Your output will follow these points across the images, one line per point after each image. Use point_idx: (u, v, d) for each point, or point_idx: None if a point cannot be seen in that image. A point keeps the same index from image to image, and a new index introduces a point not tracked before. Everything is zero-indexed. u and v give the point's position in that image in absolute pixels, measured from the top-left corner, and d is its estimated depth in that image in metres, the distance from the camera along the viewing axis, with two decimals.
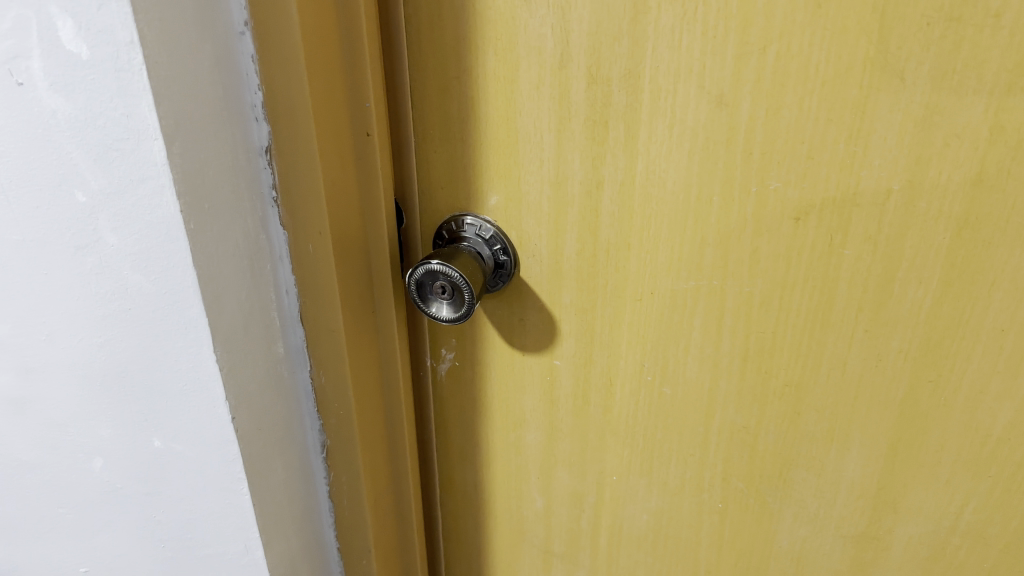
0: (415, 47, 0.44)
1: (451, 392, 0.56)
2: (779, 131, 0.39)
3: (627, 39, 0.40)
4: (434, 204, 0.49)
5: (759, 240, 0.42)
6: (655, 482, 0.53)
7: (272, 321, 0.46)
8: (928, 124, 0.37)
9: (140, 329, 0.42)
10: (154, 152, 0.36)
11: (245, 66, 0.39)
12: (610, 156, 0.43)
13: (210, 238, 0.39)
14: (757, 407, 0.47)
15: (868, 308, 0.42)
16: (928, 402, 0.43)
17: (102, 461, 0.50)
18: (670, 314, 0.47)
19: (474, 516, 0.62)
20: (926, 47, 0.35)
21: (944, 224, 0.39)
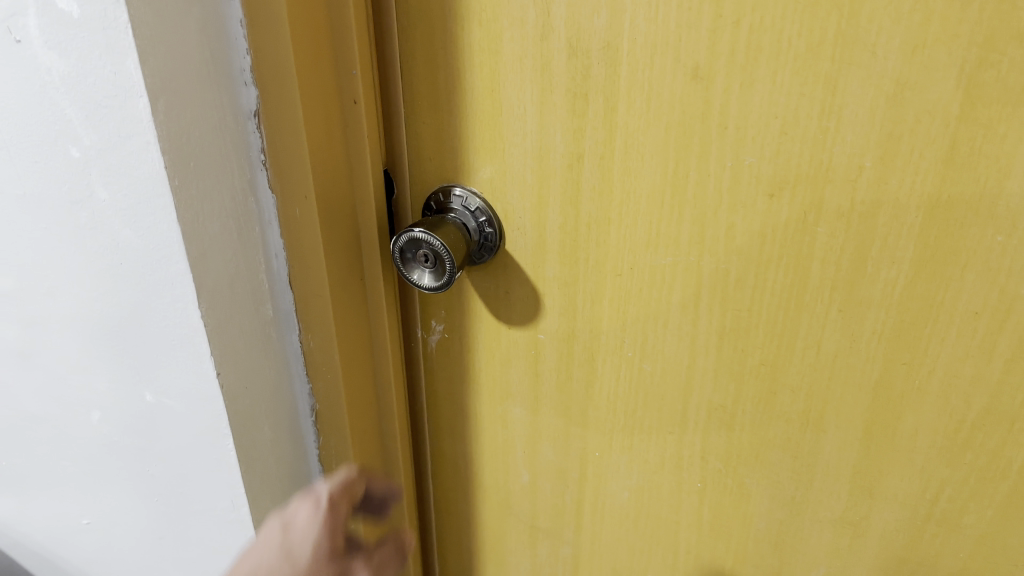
0: (404, 19, 0.45)
1: (441, 364, 0.57)
2: (753, 106, 0.39)
3: (605, 10, 0.40)
4: (424, 175, 0.50)
5: (734, 217, 0.43)
6: (636, 459, 0.54)
7: (260, 281, 0.47)
8: (899, 100, 0.37)
9: (131, 284, 0.44)
10: (140, 110, 0.37)
11: (234, 31, 0.41)
12: (590, 129, 0.44)
13: (195, 195, 0.41)
14: (735, 385, 0.47)
15: (842, 287, 0.42)
16: (902, 386, 0.43)
17: (99, 414, 0.52)
18: (649, 289, 0.47)
19: (464, 489, 0.63)
20: (897, 21, 0.35)
21: (916, 203, 0.38)
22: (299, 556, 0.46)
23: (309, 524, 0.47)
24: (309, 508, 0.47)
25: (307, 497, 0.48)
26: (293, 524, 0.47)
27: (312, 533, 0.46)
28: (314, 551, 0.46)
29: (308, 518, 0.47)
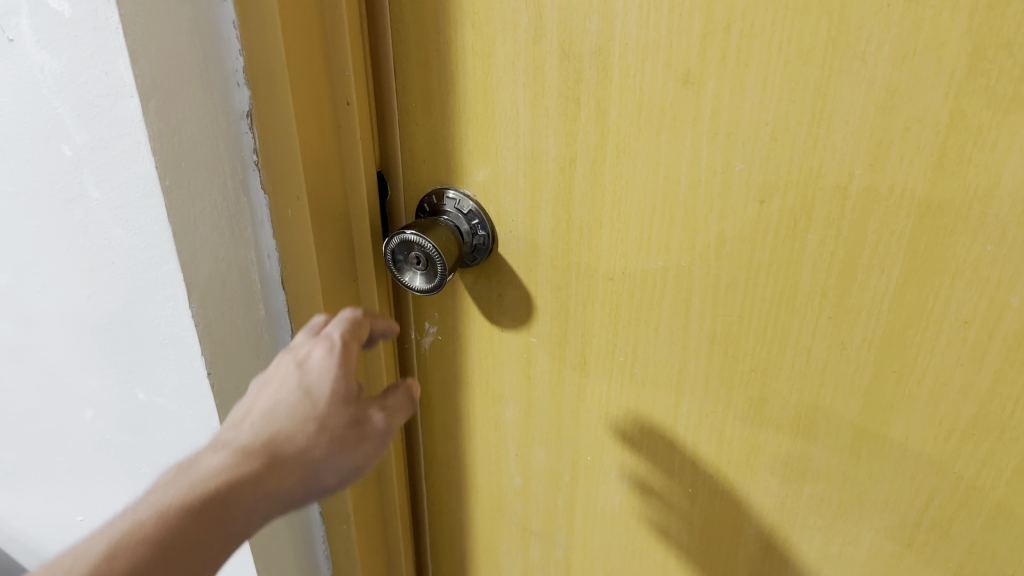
0: (398, 21, 0.45)
1: (434, 365, 0.57)
2: (744, 112, 0.39)
3: (597, 15, 0.40)
4: (417, 178, 0.50)
5: (725, 222, 0.43)
6: (627, 464, 0.54)
7: (252, 281, 0.48)
8: (889, 108, 0.36)
9: (122, 283, 0.44)
10: (131, 109, 0.38)
11: (226, 30, 0.41)
12: (582, 133, 0.44)
13: (187, 195, 0.41)
14: (725, 391, 0.47)
15: (832, 294, 0.42)
16: (891, 394, 0.43)
17: (92, 412, 0.52)
18: (640, 293, 0.47)
19: (457, 491, 0.63)
20: (886, 29, 0.35)
21: (906, 211, 0.38)
22: (318, 395, 0.41)
23: (328, 361, 0.41)
24: (325, 347, 0.42)
25: (318, 331, 0.44)
26: (306, 363, 0.41)
27: (330, 374, 0.41)
28: (331, 389, 0.41)
29: (322, 349, 0.42)
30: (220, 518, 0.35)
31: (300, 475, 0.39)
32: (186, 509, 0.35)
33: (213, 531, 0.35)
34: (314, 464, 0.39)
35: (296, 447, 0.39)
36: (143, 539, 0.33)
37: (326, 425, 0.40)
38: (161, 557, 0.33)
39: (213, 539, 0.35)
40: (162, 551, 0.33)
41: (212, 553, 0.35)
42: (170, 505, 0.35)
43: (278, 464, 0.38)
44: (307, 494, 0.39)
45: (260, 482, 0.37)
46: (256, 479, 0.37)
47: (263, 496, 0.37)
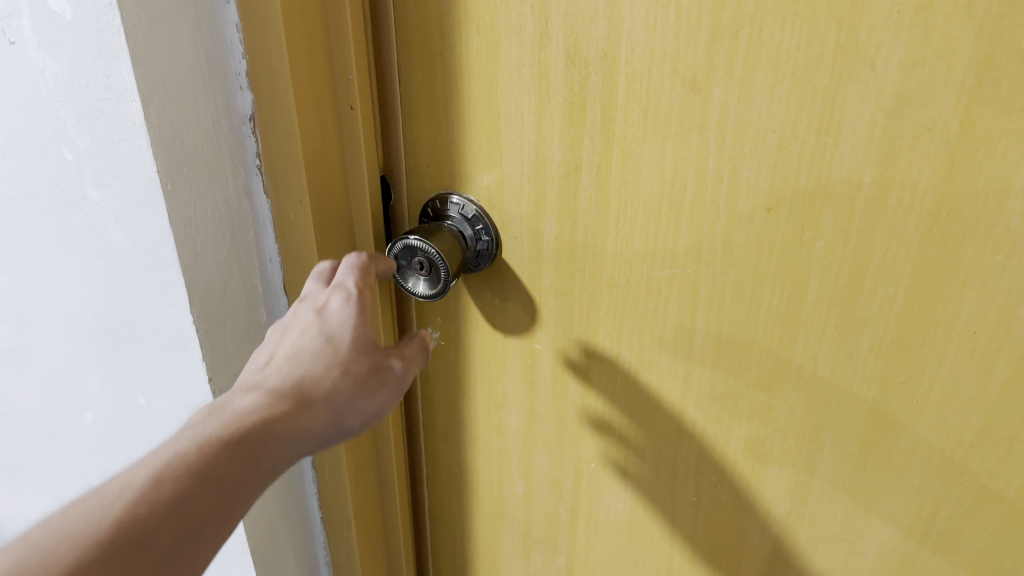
0: (403, 25, 0.45)
1: (437, 370, 0.57)
2: (751, 119, 0.39)
3: (603, 20, 0.40)
4: (421, 182, 0.50)
5: (731, 229, 0.42)
6: (630, 471, 0.53)
7: (254, 286, 0.47)
8: (899, 115, 0.36)
9: (122, 287, 0.44)
10: (132, 113, 0.37)
11: (229, 33, 0.41)
12: (587, 139, 0.43)
13: (188, 199, 0.41)
14: (730, 400, 0.47)
15: (839, 303, 0.41)
16: (898, 404, 0.42)
17: (92, 415, 0.52)
18: (645, 300, 0.47)
19: (459, 497, 0.63)
20: (896, 36, 0.35)
21: (915, 220, 0.38)
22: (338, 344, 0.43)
23: (347, 312, 0.43)
24: (343, 295, 0.43)
25: (334, 276, 0.45)
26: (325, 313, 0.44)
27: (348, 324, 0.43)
28: (351, 337, 0.43)
29: (340, 297, 0.43)
30: (255, 453, 0.38)
31: (326, 416, 0.42)
32: (224, 444, 0.38)
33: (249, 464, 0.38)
34: (339, 407, 0.42)
35: (321, 391, 0.42)
36: (185, 471, 0.36)
37: (348, 371, 0.43)
38: (200, 488, 0.36)
39: (249, 471, 0.38)
40: (202, 481, 0.36)
41: (247, 485, 0.38)
42: (209, 438, 0.38)
43: (306, 405, 0.41)
44: (332, 434, 0.42)
45: (289, 422, 0.40)
46: (285, 419, 0.40)
47: (292, 434, 0.40)
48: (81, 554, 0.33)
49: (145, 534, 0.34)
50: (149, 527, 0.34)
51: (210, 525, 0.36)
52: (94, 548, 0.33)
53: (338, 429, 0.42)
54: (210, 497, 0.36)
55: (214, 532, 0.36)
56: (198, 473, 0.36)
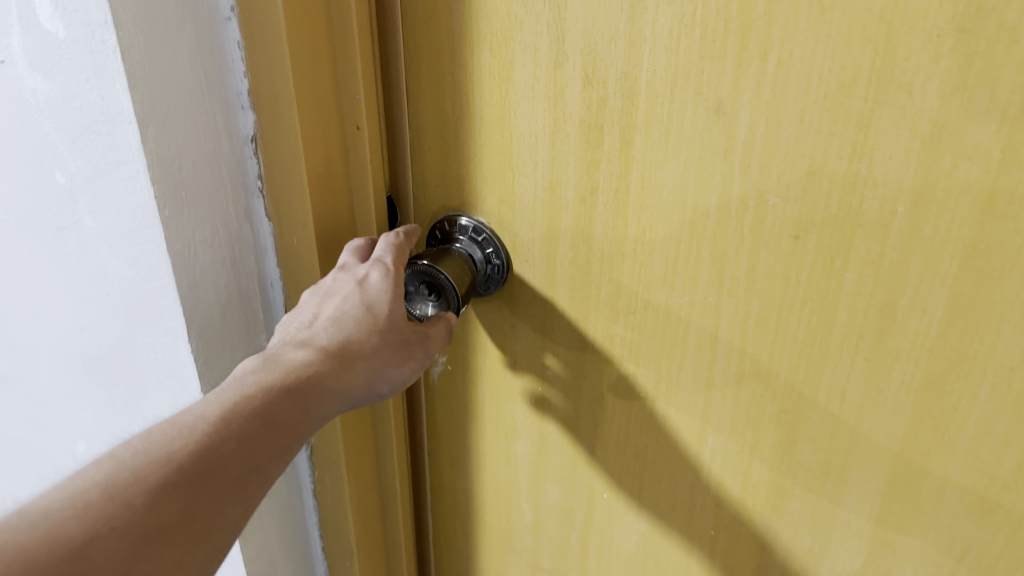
0: (411, 41, 0.43)
1: (443, 395, 0.55)
2: (779, 144, 0.37)
3: (623, 40, 0.38)
4: (428, 203, 0.48)
5: (756, 257, 0.40)
6: (645, 503, 0.51)
7: (254, 312, 0.45)
8: (936, 143, 0.34)
9: (118, 314, 0.42)
10: (128, 136, 0.35)
11: (230, 51, 0.39)
12: (604, 162, 0.42)
13: (187, 225, 0.39)
14: (752, 432, 0.45)
15: (869, 336, 0.40)
16: (929, 439, 0.41)
17: (85, 444, 0.50)
18: (663, 329, 0.45)
19: (464, 524, 0.61)
20: (935, 60, 0.33)
21: (951, 251, 0.36)
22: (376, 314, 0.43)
23: (384, 284, 0.43)
24: (382, 268, 0.43)
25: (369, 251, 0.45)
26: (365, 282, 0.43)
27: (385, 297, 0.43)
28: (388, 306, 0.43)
29: (378, 271, 0.43)
30: (301, 405, 0.39)
31: (366, 378, 0.42)
32: (274, 394, 0.39)
33: (294, 416, 0.39)
34: (378, 370, 0.42)
35: (361, 355, 0.42)
36: (243, 415, 0.37)
37: (387, 336, 0.43)
38: (257, 431, 0.37)
39: (295, 421, 0.39)
40: (258, 425, 0.37)
41: (294, 434, 0.39)
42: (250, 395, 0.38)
43: (348, 365, 0.41)
44: (370, 396, 0.42)
45: (331, 380, 0.40)
46: (328, 378, 0.40)
47: (334, 392, 0.40)
48: (164, 475, 0.34)
49: (213, 467, 0.36)
50: (219, 458, 0.36)
51: (270, 461, 0.38)
52: (175, 471, 0.35)
53: (376, 392, 0.43)
54: (264, 438, 0.37)
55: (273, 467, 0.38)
56: (253, 418, 0.37)
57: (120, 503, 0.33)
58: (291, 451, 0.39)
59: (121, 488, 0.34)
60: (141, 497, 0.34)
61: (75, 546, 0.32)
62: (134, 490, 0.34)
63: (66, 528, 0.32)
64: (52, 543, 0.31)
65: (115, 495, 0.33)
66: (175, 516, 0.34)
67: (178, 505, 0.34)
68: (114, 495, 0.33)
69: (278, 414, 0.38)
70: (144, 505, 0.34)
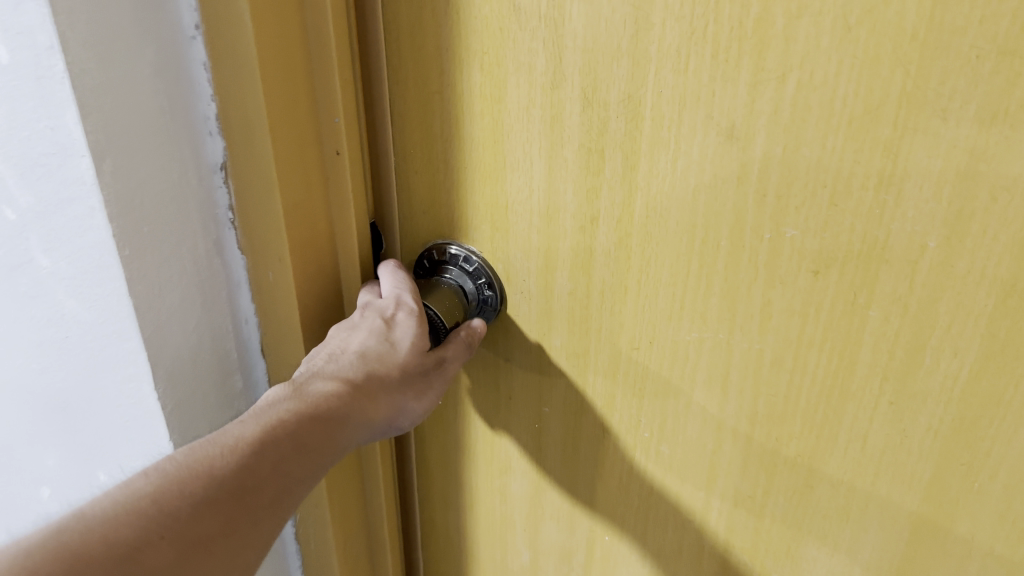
0: (396, 57, 0.40)
1: (433, 431, 0.52)
2: (798, 172, 0.34)
3: (627, 59, 0.35)
4: (416, 231, 0.45)
5: (771, 293, 0.37)
6: (650, 546, 0.48)
7: (227, 351, 0.42)
8: (972, 174, 0.31)
9: (78, 358, 0.39)
10: (82, 170, 0.32)
11: (196, 73, 0.36)
12: (606, 189, 0.38)
13: (150, 264, 0.36)
14: (765, 476, 0.42)
15: (894, 378, 0.36)
16: (958, 488, 0.37)
17: (48, 490, 0.46)
18: (670, 366, 0.42)
19: (458, 562, 0.58)
20: (974, 83, 0.30)
21: (987, 289, 0.33)
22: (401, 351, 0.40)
23: (413, 325, 0.41)
24: (408, 307, 0.41)
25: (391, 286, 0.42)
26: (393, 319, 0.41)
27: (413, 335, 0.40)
28: (415, 346, 0.40)
29: (404, 311, 0.41)
30: (328, 436, 0.37)
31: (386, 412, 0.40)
32: (305, 423, 0.36)
33: (321, 448, 0.37)
34: (398, 404, 0.40)
35: (385, 389, 0.40)
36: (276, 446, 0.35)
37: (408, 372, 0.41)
38: (289, 456, 0.35)
39: (321, 453, 0.37)
40: (288, 454, 0.35)
41: (319, 465, 0.37)
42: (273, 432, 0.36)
43: (371, 401, 0.39)
44: (386, 430, 0.41)
45: (356, 414, 0.38)
46: (354, 413, 0.38)
47: (358, 425, 0.38)
48: (205, 490, 0.33)
49: (249, 490, 0.34)
50: (257, 479, 0.34)
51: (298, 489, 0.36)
52: (215, 485, 0.33)
53: (393, 427, 0.41)
54: (295, 465, 0.36)
55: (302, 491, 0.36)
56: (285, 448, 0.35)
57: (167, 513, 0.32)
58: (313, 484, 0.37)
59: (167, 497, 0.32)
60: (186, 508, 0.32)
61: (125, 556, 0.30)
62: (180, 501, 0.32)
63: (118, 534, 0.31)
64: (107, 550, 0.30)
65: (161, 505, 0.32)
66: (216, 532, 0.33)
67: (217, 522, 0.33)
68: (161, 504, 0.32)
69: (307, 444, 0.36)
70: (188, 517, 0.32)
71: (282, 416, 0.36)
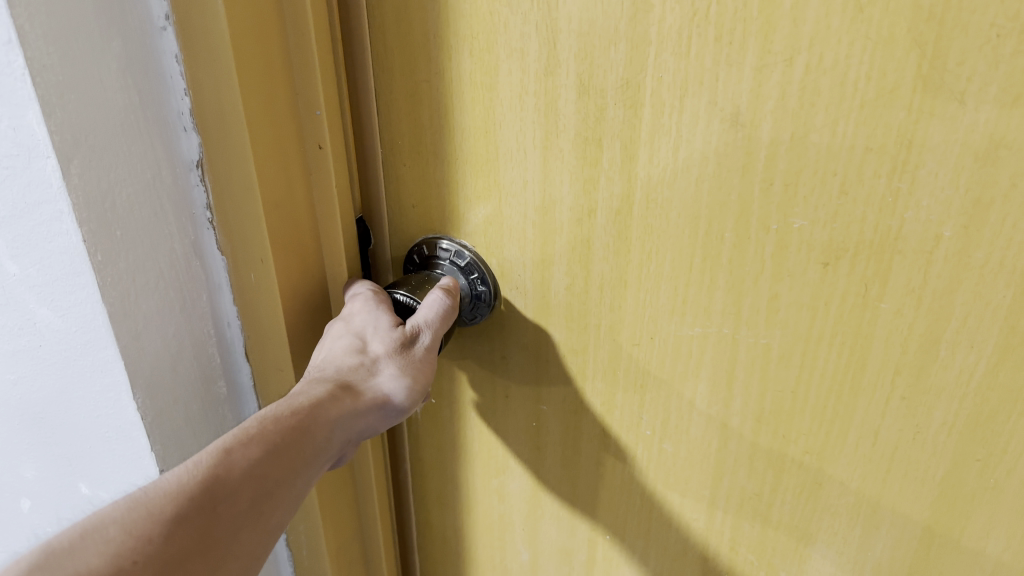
0: (380, 44, 0.38)
1: (427, 430, 0.51)
2: (807, 161, 0.32)
3: (625, 42, 0.33)
4: (405, 226, 0.43)
5: (779, 286, 0.35)
6: (654, 545, 0.47)
7: (210, 356, 0.41)
8: (992, 159, 0.29)
9: (53, 369, 0.37)
10: (47, 173, 0.30)
11: (168, 66, 0.34)
12: (604, 180, 0.37)
13: (124, 269, 0.34)
14: (772, 474, 0.41)
15: (907, 373, 0.35)
16: (975, 484, 0.36)
17: (28, 503, 0.44)
18: (673, 362, 0.40)
19: (457, 561, 0.57)
20: (994, 65, 0.28)
21: (1005, 281, 0.31)
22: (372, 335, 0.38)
23: (372, 309, 0.39)
24: (364, 297, 0.39)
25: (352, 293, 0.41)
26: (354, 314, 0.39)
27: (375, 316, 0.38)
28: (381, 325, 0.38)
29: (362, 302, 0.39)
30: (302, 435, 0.35)
31: (368, 398, 0.38)
32: (274, 426, 0.34)
33: (298, 447, 0.34)
34: (381, 388, 0.38)
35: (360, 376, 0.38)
36: (242, 452, 0.33)
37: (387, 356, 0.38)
38: (262, 459, 0.33)
39: (299, 453, 0.34)
40: (260, 457, 0.33)
41: (298, 467, 0.34)
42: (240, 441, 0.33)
43: (346, 390, 0.37)
44: (377, 420, 0.38)
45: (331, 406, 0.36)
46: (332, 406, 0.36)
47: (337, 417, 0.36)
48: (174, 508, 0.30)
49: (221, 499, 0.31)
50: (229, 486, 0.32)
51: (280, 490, 0.34)
52: (185, 502, 0.31)
53: (382, 415, 0.38)
54: (270, 469, 0.33)
55: (282, 496, 0.34)
56: (255, 451, 0.33)
57: (139, 538, 0.29)
58: (297, 488, 0.34)
59: (135, 520, 0.29)
60: (157, 529, 0.30)
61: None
62: (150, 524, 0.30)
63: (91, 568, 0.28)
64: None
65: (132, 529, 0.29)
66: (191, 547, 0.30)
67: (190, 537, 0.30)
68: (133, 529, 0.29)
69: (281, 444, 0.34)
70: (161, 538, 0.30)
71: (247, 425, 0.34)
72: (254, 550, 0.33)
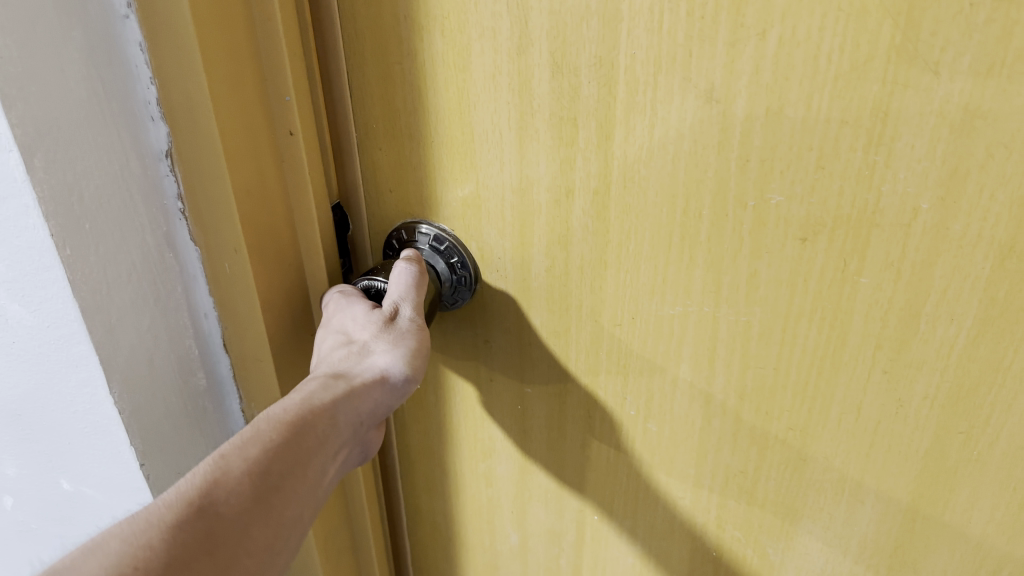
0: (350, 27, 0.37)
1: (413, 416, 0.51)
2: (782, 136, 0.32)
3: (596, 20, 0.32)
4: (383, 211, 0.43)
5: (757, 263, 0.35)
6: (641, 524, 0.47)
7: (187, 348, 0.40)
8: (967, 130, 0.29)
9: (28, 365, 0.37)
10: (10, 166, 0.30)
11: (132, 55, 0.33)
12: (581, 160, 0.36)
13: (95, 263, 0.33)
14: (757, 451, 0.41)
15: (887, 347, 0.35)
16: (957, 456, 0.36)
17: (11, 499, 0.44)
18: (655, 341, 0.40)
19: (447, 545, 0.57)
20: (968, 34, 0.27)
21: (983, 252, 0.31)
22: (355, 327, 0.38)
23: (345, 307, 0.39)
24: (339, 302, 0.40)
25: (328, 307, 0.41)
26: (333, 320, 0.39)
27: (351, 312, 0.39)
28: (359, 316, 0.38)
29: (337, 309, 0.40)
30: (302, 427, 0.34)
31: (366, 379, 0.37)
32: (269, 426, 0.34)
33: (299, 438, 0.34)
34: (378, 367, 0.38)
35: (354, 361, 0.38)
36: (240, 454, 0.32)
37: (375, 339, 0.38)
38: (261, 456, 0.33)
39: (302, 444, 0.34)
40: (260, 455, 0.33)
41: (305, 456, 0.34)
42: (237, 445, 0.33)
43: (341, 378, 0.37)
44: (384, 397, 0.38)
45: (327, 394, 0.36)
46: (327, 397, 0.36)
47: (335, 402, 0.36)
48: (176, 513, 0.29)
49: (223, 499, 0.31)
50: (229, 485, 0.31)
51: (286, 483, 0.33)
52: (185, 507, 0.30)
53: (387, 391, 0.38)
54: (273, 464, 0.33)
55: (290, 489, 0.33)
56: (252, 451, 0.32)
57: (140, 547, 0.28)
58: (307, 478, 0.34)
59: (137, 532, 0.29)
60: (162, 537, 0.29)
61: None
62: (152, 531, 0.29)
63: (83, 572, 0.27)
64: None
65: (134, 539, 0.28)
66: (201, 549, 0.30)
67: (196, 537, 0.29)
68: (134, 538, 0.28)
69: (279, 439, 0.33)
70: (167, 545, 0.29)
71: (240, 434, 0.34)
72: (272, 544, 0.32)
